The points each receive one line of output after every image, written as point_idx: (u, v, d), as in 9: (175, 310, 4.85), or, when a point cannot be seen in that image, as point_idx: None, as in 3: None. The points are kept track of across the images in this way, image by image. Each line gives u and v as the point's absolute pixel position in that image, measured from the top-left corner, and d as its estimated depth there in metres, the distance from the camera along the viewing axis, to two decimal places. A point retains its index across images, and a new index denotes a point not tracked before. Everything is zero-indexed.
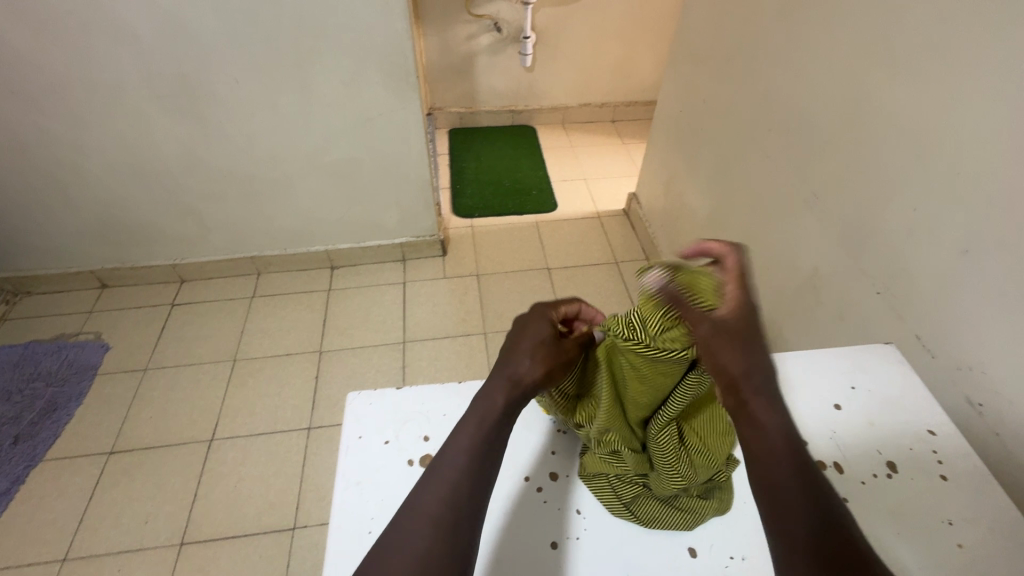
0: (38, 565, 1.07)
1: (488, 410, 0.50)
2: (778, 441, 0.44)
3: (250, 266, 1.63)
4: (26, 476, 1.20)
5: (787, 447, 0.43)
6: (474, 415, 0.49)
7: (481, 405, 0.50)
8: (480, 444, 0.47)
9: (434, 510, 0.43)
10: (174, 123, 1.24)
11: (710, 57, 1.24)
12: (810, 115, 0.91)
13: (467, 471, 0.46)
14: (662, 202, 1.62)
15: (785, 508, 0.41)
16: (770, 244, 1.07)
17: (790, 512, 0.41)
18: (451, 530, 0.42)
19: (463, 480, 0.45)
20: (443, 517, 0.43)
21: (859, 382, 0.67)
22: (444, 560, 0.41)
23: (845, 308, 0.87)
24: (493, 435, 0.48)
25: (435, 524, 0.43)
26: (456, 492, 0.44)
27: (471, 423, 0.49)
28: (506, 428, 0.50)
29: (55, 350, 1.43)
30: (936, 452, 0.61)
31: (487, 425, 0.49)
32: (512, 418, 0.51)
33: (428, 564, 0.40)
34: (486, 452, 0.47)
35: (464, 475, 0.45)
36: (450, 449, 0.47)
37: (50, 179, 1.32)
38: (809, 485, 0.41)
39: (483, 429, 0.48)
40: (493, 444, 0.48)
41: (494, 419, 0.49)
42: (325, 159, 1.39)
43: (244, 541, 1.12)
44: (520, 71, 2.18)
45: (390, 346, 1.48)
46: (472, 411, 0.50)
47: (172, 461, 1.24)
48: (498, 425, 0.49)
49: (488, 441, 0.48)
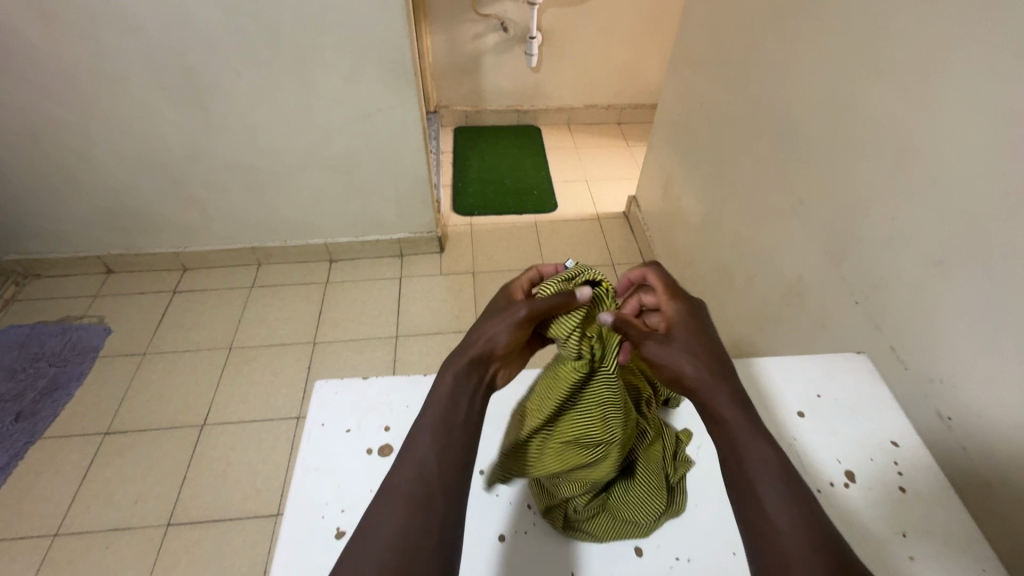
0: (31, 538, 1.11)
1: (446, 394, 0.50)
2: (750, 439, 0.46)
3: (251, 256, 1.67)
4: (25, 452, 1.24)
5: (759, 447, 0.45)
6: (435, 402, 0.49)
7: (439, 386, 0.50)
8: (443, 426, 0.47)
9: (403, 493, 0.43)
10: (177, 115, 1.28)
11: (707, 61, 1.23)
12: (798, 121, 0.91)
13: (432, 452, 0.46)
14: (660, 206, 1.62)
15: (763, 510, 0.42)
16: (758, 250, 1.06)
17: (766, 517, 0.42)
18: (424, 507, 0.42)
19: (429, 460, 0.45)
20: (414, 497, 0.43)
21: (825, 391, 0.68)
22: (422, 537, 0.41)
23: (825, 316, 0.86)
24: (456, 415, 0.48)
25: (407, 506, 0.42)
26: (421, 472, 0.44)
27: (433, 404, 0.49)
28: (470, 405, 0.50)
29: (59, 331, 1.48)
30: (897, 464, 0.61)
31: (448, 407, 0.49)
32: (471, 392, 0.51)
33: (406, 544, 0.40)
34: (449, 431, 0.47)
35: (430, 456, 0.45)
36: (414, 436, 0.47)
37: (60, 165, 1.36)
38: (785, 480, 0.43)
39: (444, 412, 0.48)
40: (457, 422, 0.48)
41: (454, 401, 0.49)
42: (325, 153, 1.41)
43: (228, 524, 1.14)
44: (527, 71, 2.19)
45: (383, 339, 1.50)
46: (432, 395, 0.50)
47: (165, 443, 1.27)
48: (459, 405, 0.49)
49: (452, 423, 0.48)
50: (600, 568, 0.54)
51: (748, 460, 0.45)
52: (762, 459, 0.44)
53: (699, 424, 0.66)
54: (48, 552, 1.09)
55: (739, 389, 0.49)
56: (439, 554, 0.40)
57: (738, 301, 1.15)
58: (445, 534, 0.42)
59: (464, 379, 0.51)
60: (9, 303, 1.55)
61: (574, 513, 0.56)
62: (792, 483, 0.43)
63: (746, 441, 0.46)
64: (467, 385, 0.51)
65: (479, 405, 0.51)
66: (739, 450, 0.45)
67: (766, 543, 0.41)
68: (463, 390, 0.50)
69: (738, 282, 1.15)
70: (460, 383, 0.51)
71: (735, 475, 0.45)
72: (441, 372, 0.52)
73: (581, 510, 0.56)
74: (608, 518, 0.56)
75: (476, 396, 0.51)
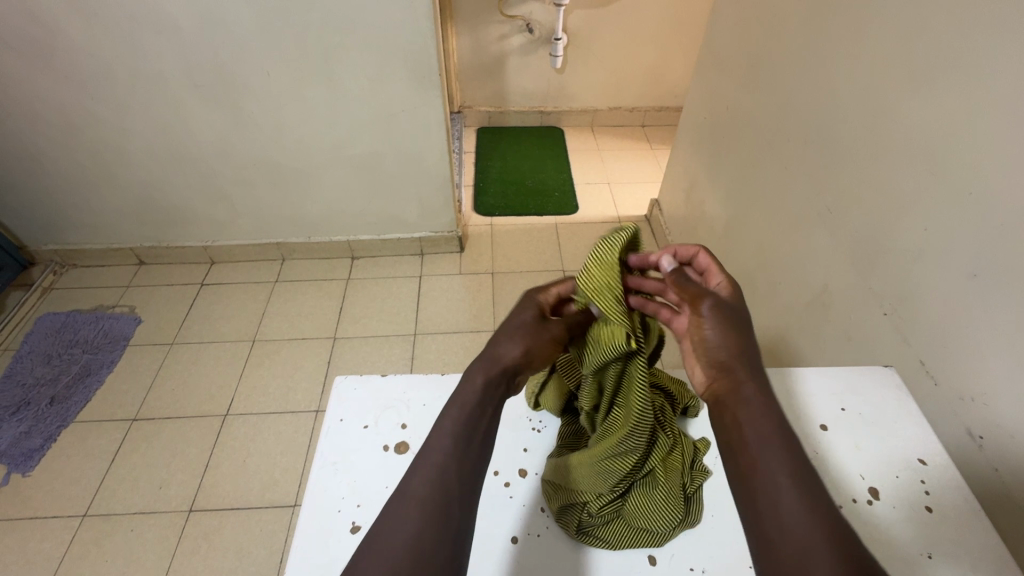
0: (61, 518, 1.15)
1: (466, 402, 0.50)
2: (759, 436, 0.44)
3: (275, 252, 1.70)
4: (58, 435, 1.29)
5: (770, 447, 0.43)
6: (453, 409, 0.49)
7: (461, 388, 0.51)
8: (461, 433, 0.48)
9: (420, 498, 0.43)
10: (209, 112, 1.31)
11: (734, 65, 1.21)
12: (828, 127, 0.88)
13: (451, 458, 0.46)
14: (682, 209, 1.60)
15: (770, 512, 0.40)
16: (783, 258, 1.04)
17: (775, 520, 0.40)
18: (440, 514, 0.42)
19: (448, 466, 0.45)
20: (430, 501, 0.43)
21: (849, 404, 0.67)
22: (435, 544, 0.41)
23: (852, 327, 0.84)
24: (475, 423, 0.48)
25: (422, 511, 0.42)
26: (439, 478, 0.44)
27: (454, 406, 0.49)
28: (490, 416, 0.50)
29: (93, 319, 1.53)
30: (923, 482, 0.59)
31: (466, 414, 0.49)
32: (496, 398, 0.51)
33: (423, 553, 0.40)
34: (467, 438, 0.47)
35: (448, 462, 0.45)
36: (432, 441, 0.47)
37: (98, 159, 1.41)
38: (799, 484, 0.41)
39: (462, 418, 0.48)
40: (474, 428, 0.48)
41: (472, 409, 0.49)
42: (349, 151, 1.43)
43: (248, 513, 1.17)
44: (551, 72, 2.19)
45: (402, 336, 1.51)
46: (453, 397, 0.50)
47: (189, 431, 1.30)
48: (479, 412, 0.49)
49: (469, 425, 0.48)
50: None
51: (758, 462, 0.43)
52: (772, 450, 0.43)
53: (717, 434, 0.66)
54: (77, 532, 1.13)
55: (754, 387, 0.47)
56: (450, 561, 0.41)
57: (760, 308, 1.13)
58: (458, 544, 0.42)
59: (489, 387, 0.51)
60: (47, 291, 1.62)
61: (588, 518, 0.56)
62: (806, 481, 0.41)
63: (758, 436, 0.44)
64: (491, 392, 0.51)
65: (497, 410, 0.51)
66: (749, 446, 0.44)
67: (773, 539, 0.39)
68: (486, 390, 0.51)
69: (761, 290, 1.13)
70: (483, 391, 0.51)
71: (742, 475, 0.43)
72: (465, 374, 0.52)
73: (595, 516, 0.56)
74: (622, 527, 0.56)
75: (498, 402, 0.52)
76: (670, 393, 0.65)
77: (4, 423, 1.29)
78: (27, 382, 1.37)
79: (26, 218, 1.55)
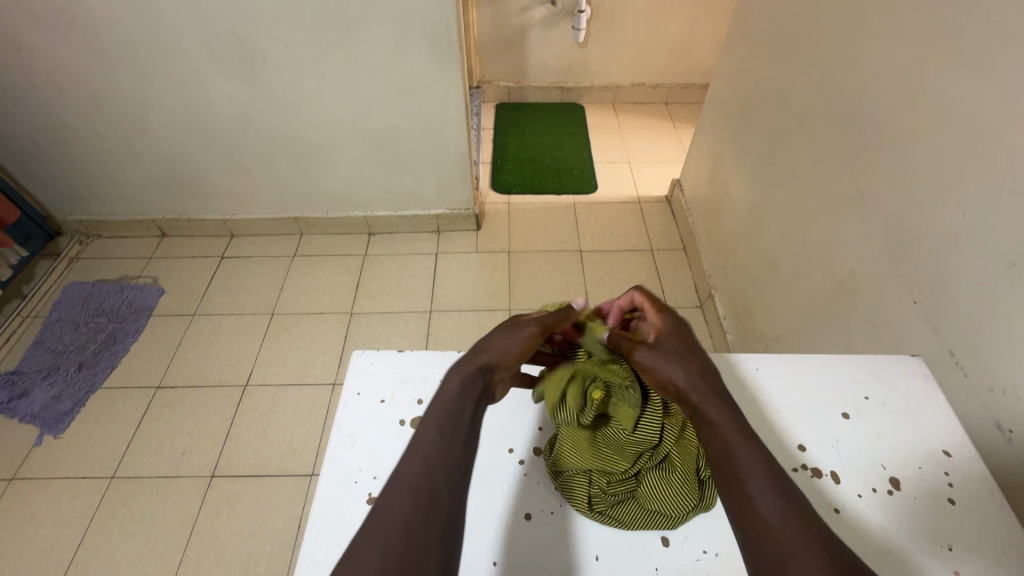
0: (91, 479, 1.20)
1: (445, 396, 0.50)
2: (734, 436, 0.46)
3: (294, 226, 1.71)
4: (86, 400, 1.33)
5: (744, 446, 0.45)
6: (435, 403, 0.49)
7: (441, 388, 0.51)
8: (446, 425, 0.48)
9: (404, 485, 0.43)
10: (229, 84, 1.30)
11: (765, 40, 1.16)
12: (864, 105, 0.84)
13: (435, 448, 0.46)
14: (705, 190, 1.56)
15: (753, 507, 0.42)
16: (809, 242, 1.01)
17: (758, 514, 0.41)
18: (426, 499, 0.42)
19: (433, 456, 0.45)
20: (415, 486, 0.43)
21: (873, 393, 0.66)
22: (425, 528, 0.41)
23: (879, 315, 0.82)
24: (457, 414, 0.49)
25: (408, 497, 0.42)
26: (425, 467, 0.45)
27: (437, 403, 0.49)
28: (472, 408, 0.50)
29: (118, 289, 1.57)
30: (947, 474, 0.58)
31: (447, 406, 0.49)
32: (476, 397, 0.51)
33: (414, 536, 0.40)
34: (452, 429, 0.48)
35: (434, 451, 0.46)
36: (418, 433, 0.47)
37: (121, 131, 1.42)
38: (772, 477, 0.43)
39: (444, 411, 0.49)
40: (458, 421, 0.48)
41: (453, 402, 0.49)
42: (367, 126, 1.42)
43: (266, 481, 1.20)
44: (573, 47, 2.13)
45: (418, 313, 1.52)
46: (435, 397, 0.50)
47: (210, 400, 1.34)
48: (462, 416, 0.49)
49: (452, 420, 0.48)
50: (623, 555, 0.54)
51: (735, 460, 0.45)
52: (745, 449, 0.45)
53: None
54: (106, 493, 1.18)
55: (729, 398, 0.50)
56: (440, 545, 0.41)
57: (783, 294, 1.11)
58: (446, 528, 0.42)
59: (468, 385, 0.51)
60: (74, 260, 1.65)
61: (598, 497, 0.57)
62: (778, 477, 0.43)
63: (731, 438, 0.46)
64: (470, 391, 0.51)
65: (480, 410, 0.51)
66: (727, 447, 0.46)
67: (762, 534, 0.40)
68: (465, 390, 0.51)
69: (784, 275, 1.10)
70: (465, 388, 0.51)
71: (724, 475, 0.45)
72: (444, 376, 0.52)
73: (606, 495, 0.56)
74: (635, 507, 0.56)
75: (479, 403, 0.51)
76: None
77: (36, 387, 1.34)
78: (57, 348, 1.42)
79: (53, 188, 1.58)
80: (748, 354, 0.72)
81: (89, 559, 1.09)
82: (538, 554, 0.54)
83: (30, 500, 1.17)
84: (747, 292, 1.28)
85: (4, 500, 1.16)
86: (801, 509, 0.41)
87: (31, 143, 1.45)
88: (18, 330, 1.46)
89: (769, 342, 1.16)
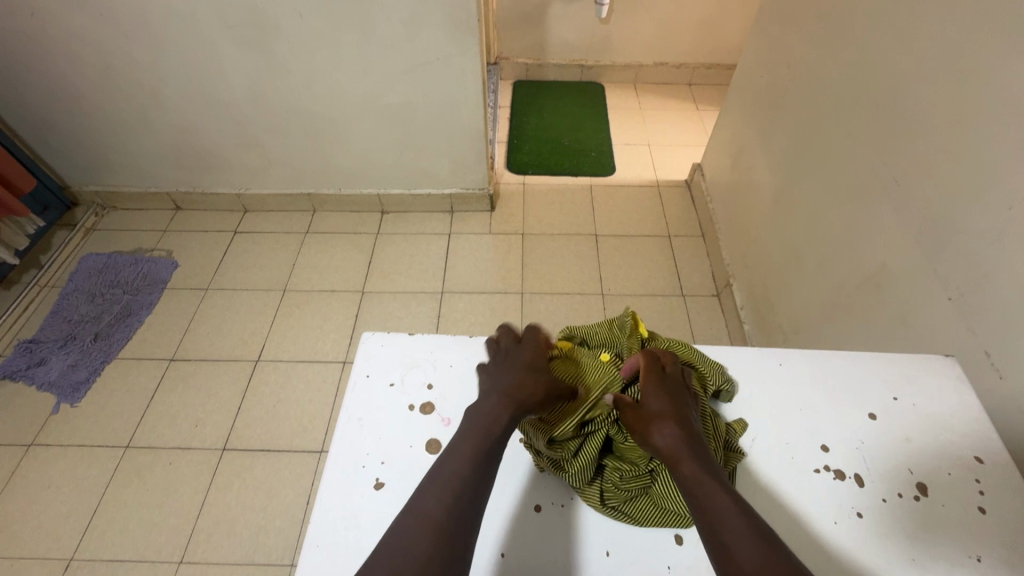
0: (106, 447, 1.22)
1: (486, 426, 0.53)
2: (704, 484, 0.48)
3: (307, 202, 1.70)
4: (102, 369, 1.35)
5: (717, 494, 0.47)
6: (471, 434, 0.52)
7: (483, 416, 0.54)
8: (479, 458, 0.50)
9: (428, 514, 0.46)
10: (242, 55, 1.27)
11: (799, 17, 1.10)
12: (904, 90, 0.79)
13: (465, 481, 0.48)
14: (727, 175, 1.51)
15: (732, 553, 0.43)
16: (836, 234, 0.97)
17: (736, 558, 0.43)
18: (448, 535, 0.45)
19: (461, 489, 0.47)
20: (440, 518, 0.45)
21: (903, 393, 0.63)
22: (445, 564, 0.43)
23: (909, 311, 0.79)
24: (490, 447, 0.51)
25: (431, 529, 0.45)
26: (451, 500, 0.47)
27: (473, 435, 0.52)
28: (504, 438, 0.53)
29: (133, 262, 1.57)
30: (979, 481, 0.55)
31: (484, 439, 0.51)
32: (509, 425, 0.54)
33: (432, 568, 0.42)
34: (484, 463, 0.50)
35: (464, 484, 0.48)
36: (449, 463, 0.49)
37: (135, 102, 1.41)
38: (747, 520, 0.45)
39: (479, 443, 0.51)
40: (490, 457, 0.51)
41: (491, 436, 0.52)
42: (381, 101, 1.38)
43: (277, 456, 1.21)
44: (595, 23, 2.05)
45: (429, 294, 1.51)
46: (473, 424, 0.53)
47: (222, 374, 1.35)
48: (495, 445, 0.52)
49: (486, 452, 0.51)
50: (635, 551, 0.53)
51: (711, 509, 0.46)
52: (718, 496, 0.47)
53: (755, 415, 0.63)
54: (120, 462, 1.20)
55: (699, 448, 0.52)
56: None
57: (806, 286, 1.07)
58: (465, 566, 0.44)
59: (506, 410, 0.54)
60: (90, 231, 1.66)
61: (611, 492, 0.56)
62: (751, 522, 0.45)
63: (701, 486, 0.48)
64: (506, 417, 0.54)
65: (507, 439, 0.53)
66: (700, 497, 0.47)
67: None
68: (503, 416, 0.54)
69: (807, 266, 1.06)
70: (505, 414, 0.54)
71: (704, 526, 0.46)
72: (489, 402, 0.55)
73: (620, 489, 0.56)
74: (648, 503, 0.55)
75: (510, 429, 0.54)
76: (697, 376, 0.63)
77: (53, 356, 1.36)
78: (73, 318, 1.43)
79: (69, 159, 1.58)
80: (771, 349, 0.69)
81: (104, 526, 1.11)
82: (548, 548, 0.54)
83: (48, 466, 1.19)
84: (767, 282, 1.24)
85: (23, 465, 1.19)
86: (776, 552, 0.43)
87: (46, 112, 1.44)
88: (36, 299, 1.48)
89: (789, 334, 1.13)
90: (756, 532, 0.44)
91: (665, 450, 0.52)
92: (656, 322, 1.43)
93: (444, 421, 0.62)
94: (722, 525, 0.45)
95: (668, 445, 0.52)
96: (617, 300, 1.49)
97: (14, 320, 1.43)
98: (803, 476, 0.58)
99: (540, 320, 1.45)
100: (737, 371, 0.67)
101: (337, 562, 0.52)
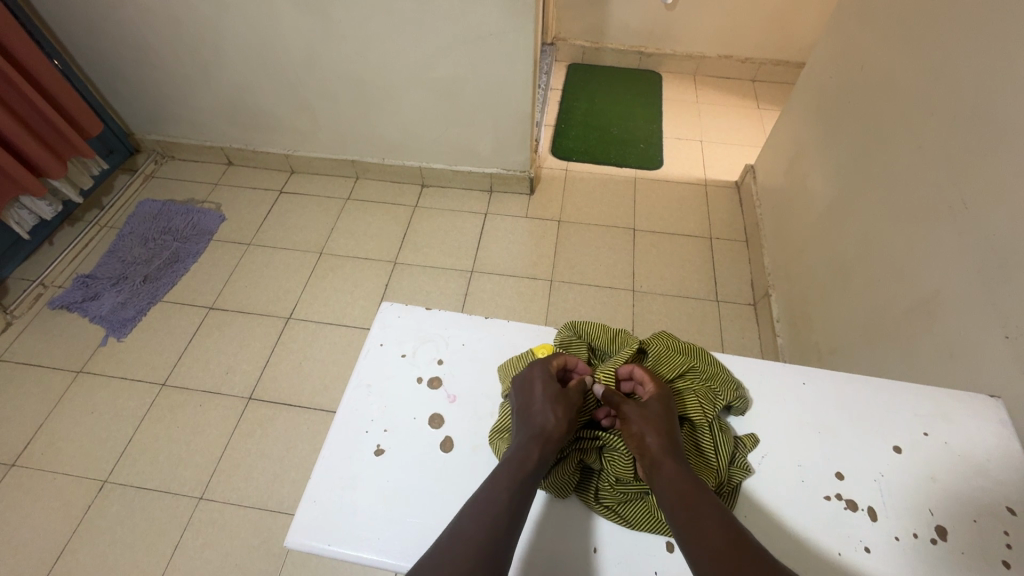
0: (145, 383, 1.30)
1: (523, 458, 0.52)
2: (683, 477, 0.51)
3: (350, 169, 1.73)
4: (148, 310, 1.43)
5: (694, 487, 0.50)
6: (509, 465, 0.52)
7: (517, 454, 0.53)
8: (515, 489, 0.50)
9: (461, 550, 0.46)
10: (300, 17, 1.29)
11: (880, 14, 1.01)
12: (991, 105, 0.72)
13: (488, 527, 0.47)
14: (780, 180, 1.44)
15: (704, 535, 0.46)
16: (890, 253, 0.90)
17: (708, 538, 0.46)
18: (491, 563, 0.45)
19: (500, 516, 0.48)
20: (476, 553, 0.45)
21: (935, 430, 0.59)
22: None
23: (957, 344, 0.73)
24: (524, 474, 0.51)
25: (466, 562, 0.44)
26: (483, 534, 0.47)
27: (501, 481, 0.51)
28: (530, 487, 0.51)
29: (184, 211, 1.65)
30: (1008, 534, 0.51)
31: (521, 470, 0.51)
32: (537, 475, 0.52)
33: None
34: (519, 492, 0.50)
35: (502, 514, 0.48)
36: (487, 492, 0.50)
37: (196, 58, 1.45)
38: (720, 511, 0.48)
39: (509, 486, 0.50)
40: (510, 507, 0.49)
41: (528, 472, 0.51)
42: (431, 74, 1.38)
43: (298, 411, 1.26)
44: (659, 8, 1.96)
45: (459, 272, 1.52)
46: (503, 467, 0.52)
47: (256, 327, 1.41)
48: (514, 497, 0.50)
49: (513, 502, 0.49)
50: (624, 553, 0.53)
51: (686, 499, 0.49)
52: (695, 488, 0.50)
53: (769, 433, 0.60)
54: (156, 397, 1.28)
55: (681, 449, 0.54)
56: None
57: (849, 305, 1.01)
58: None
59: (525, 459, 0.52)
60: (149, 177, 1.76)
61: (606, 492, 0.55)
62: (723, 512, 0.48)
63: (679, 478, 0.51)
64: (530, 469, 0.52)
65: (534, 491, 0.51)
66: (676, 486, 0.50)
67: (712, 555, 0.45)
68: (539, 467, 0.52)
69: (853, 284, 1.00)
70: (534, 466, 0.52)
71: (682, 508, 0.49)
72: (523, 446, 0.54)
73: (615, 492, 0.55)
74: (643, 508, 0.54)
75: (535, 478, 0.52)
76: (708, 390, 0.61)
77: (106, 292, 1.45)
78: (127, 260, 1.52)
79: (135, 107, 1.66)
80: (796, 366, 0.66)
81: (137, 455, 1.20)
82: (539, 541, 0.55)
83: (92, 393, 1.28)
84: (808, 297, 1.18)
85: (72, 389, 1.29)
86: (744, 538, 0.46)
87: (117, 61, 1.51)
88: (95, 237, 1.58)
89: (824, 353, 1.08)
90: (727, 521, 0.47)
91: (648, 444, 0.54)
92: (684, 325, 1.39)
93: (449, 398, 0.63)
94: (698, 512, 0.48)
95: (653, 440, 0.54)
96: (647, 298, 1.45)
97: (76, 255, 1.54)
98: (813, 502, 0.55)
99: (566, 309, 1.44)
100: (754, 386, 0.64)
101: (331, 521, 0.54)
